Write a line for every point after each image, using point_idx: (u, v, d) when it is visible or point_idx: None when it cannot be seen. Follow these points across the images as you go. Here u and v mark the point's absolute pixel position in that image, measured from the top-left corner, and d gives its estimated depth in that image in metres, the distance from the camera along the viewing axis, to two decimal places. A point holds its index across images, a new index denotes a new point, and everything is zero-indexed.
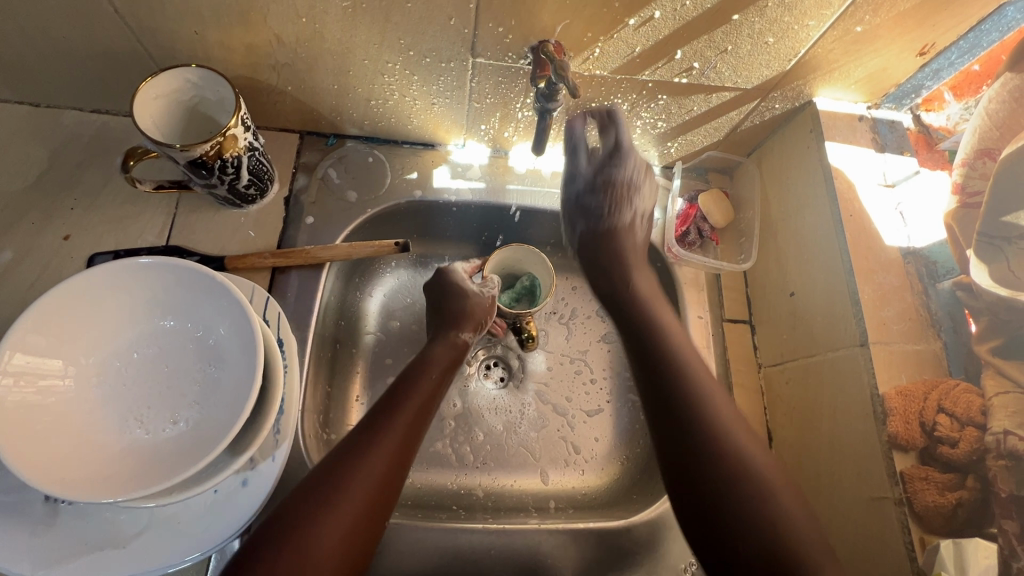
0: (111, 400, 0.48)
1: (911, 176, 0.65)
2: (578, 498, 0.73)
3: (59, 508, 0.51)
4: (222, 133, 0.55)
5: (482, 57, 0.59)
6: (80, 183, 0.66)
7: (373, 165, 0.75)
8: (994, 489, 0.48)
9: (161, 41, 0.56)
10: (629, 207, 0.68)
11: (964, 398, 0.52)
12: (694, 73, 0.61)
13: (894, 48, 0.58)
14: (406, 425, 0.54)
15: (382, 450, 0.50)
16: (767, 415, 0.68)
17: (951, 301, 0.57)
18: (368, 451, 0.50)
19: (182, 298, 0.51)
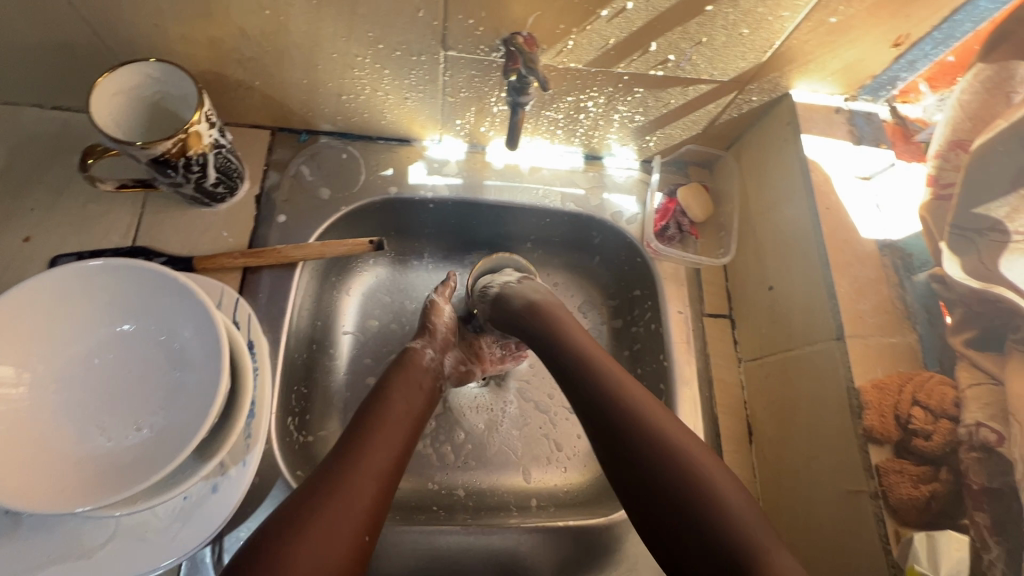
0: (71, 407, 0.47)
1: (886, 168, 0.65)
2: (559, 496, 0.72)
3: (21, 519, 0.50)
4: (185, 130, 0.53)
5: (453, 50, 0.58)
6: (40, 182, 0.64)
7: (347, 162, 0.73)
8: (966, 481, 0.48)
9: (119, 34, 0.54)
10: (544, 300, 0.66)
11: (938, 390, 0.51)
12: (670, 66, 0.60)
13: (869, 39, 0.58)
14: (387, 443, 0.52)
15: (363, 469, 0.49)
16: (747, 409, 0.68)
17: (927, 293, 0.57)
18: (349, 470, 0.48)
19: (143, 301, 0.49)
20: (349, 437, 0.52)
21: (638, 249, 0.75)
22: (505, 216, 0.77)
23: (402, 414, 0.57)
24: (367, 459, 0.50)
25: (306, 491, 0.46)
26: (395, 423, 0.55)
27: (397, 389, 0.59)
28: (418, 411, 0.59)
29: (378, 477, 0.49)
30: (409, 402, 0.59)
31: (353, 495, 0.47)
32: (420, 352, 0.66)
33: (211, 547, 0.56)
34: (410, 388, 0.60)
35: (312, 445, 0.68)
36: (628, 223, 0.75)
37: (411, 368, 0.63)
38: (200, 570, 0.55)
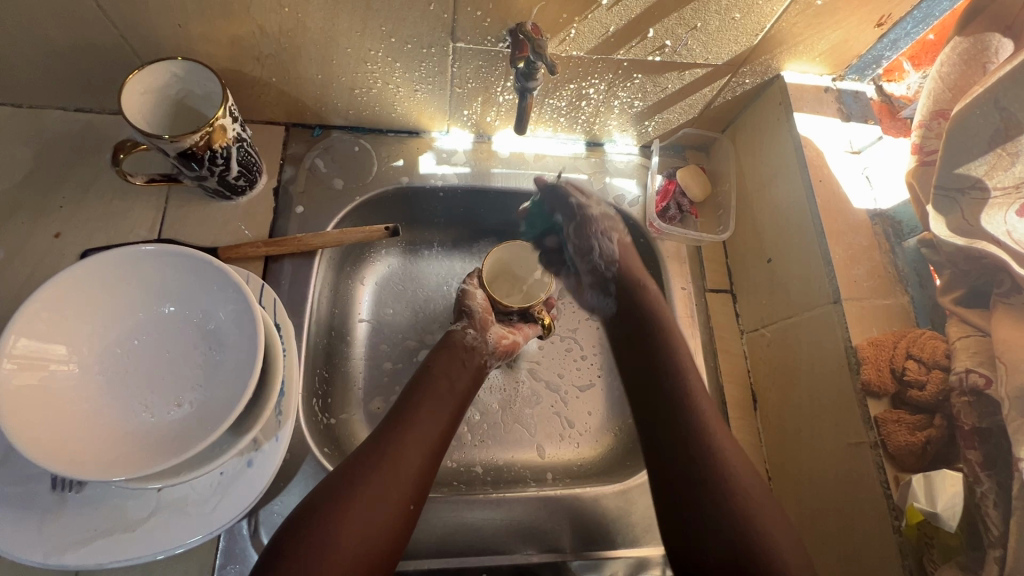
0: (115, 385, 0.49)
1: (874, 142, 0.69)
2: (574, 469, 0.75)
3: (67, 497, 0.52)
4: (211, 124, 0.56)
5: (462, 42, 0.61)
6: (68, 181, 0.67)
7: (359, 154, 0.76)
8: (959, 423, 0.51)
9: (144, 35, 0.57)
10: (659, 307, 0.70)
11: (929, 344, 0.55)
12: (667, 51, 0.63)
13: (853, 20, 0.61)
14: (432, 420, 0.59)
15: (409, 443, 0.56)
16: (751, 378, 0.71)
17: (917, 257, 0.62)
18: (397, 443, 0.55)
19: (181, 284, 0.52)
20: (397, 412, 0.59)
21: (640, 230, 0.78)
22: (512, 202, 0.80)
23: (448, 392, 0.63)
24: (411, 436, 0.56)
25: (356, 458, 0.54)
26: (442, 402, 0.61)
27: (442, 368, 0.65)
28: (463, 388, 0.65)
29: (421, 451, 0.56)
30: (455, 381, 0.64)
31: (400, 467, 0.54)
32: (461, 332, 0.69)
33: (247, 520, 0.59)
34: (452, 367, 0.65)
35: (336, 427, 0.70)
36: (630, 205, 0.79)
37: (455, 347, 0.68)
38: (238, 542, 0.58)
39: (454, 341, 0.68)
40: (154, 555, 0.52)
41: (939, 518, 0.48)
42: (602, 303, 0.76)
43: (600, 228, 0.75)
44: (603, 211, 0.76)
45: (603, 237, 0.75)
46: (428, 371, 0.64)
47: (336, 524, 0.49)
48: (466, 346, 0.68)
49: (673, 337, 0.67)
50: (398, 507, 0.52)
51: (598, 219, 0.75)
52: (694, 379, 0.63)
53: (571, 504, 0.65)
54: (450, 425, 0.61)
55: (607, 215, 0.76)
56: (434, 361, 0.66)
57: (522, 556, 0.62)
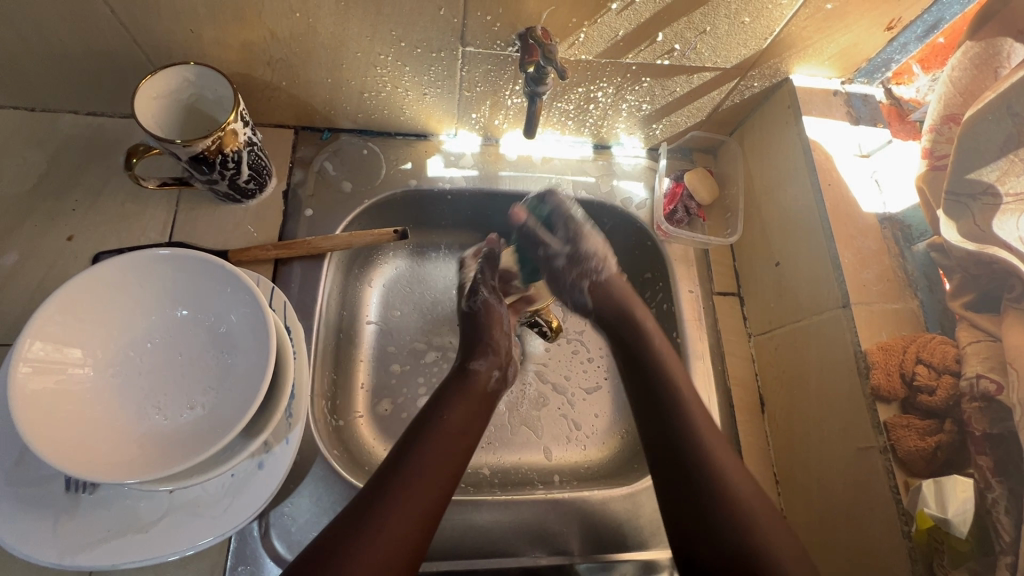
0: (128, 388, 0.50)
1: (884, 145, 0.68)
2: (581, 471, 0.75)
3: (80, 498, 0.53)
4: (223, 128, 0.56)
5: (472, 46, 0.61)
6: (80, 184, 0.67)
7: (368, 158, 0.77)
8: (970, 429, 0.51)
9: (158, 40, 0.58)
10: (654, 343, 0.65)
11: (939, 349, 0.55)
12: (676, 55, 0.63)
13: (864, 24, 0.61)
14: (435, 483, 0.54)
15: (407, 512, 0.51)
16: (759, 382, 0.71)
17: (926, 262, 0.61)
18: (422, 453, 0.55)
19: (193, 288, 0.52)
20: (397, 468, 0.54)
21: (647, 233, 0.78)
22: None
23: (455, 444, 0.57)
24: (410, 503, 0.51)
25: (349, 525, 0.49)
26: (448, 459, 0.56)
27: (453, 418, 0.59)
28: (472, 441, 0.59)
29: (420, 520, 0.51)
30: (464, 427, 0.59)
31: (396, 539, 0.49)
32: (487, 377, 0.66)
33: (258, 522, 0.59)
34: (475, 390, 0.64)
35: (344, 428, 0.71)
36: (638, 208, 0.79)
37: (474, 394, 0.63)
38: (248, 544, 0.58)
39: (476, 387, 0.64)
40: (166, 557, 0.52)
41: (949, 524, 0.49)
42: (575, 301, 0.73)
43: (572, 278, 0.72)
44: (573, 251, 0.71)
45: (577, 288, 0.72)
46: (439, 422, 0.58)
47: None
48: (490, 391, 0.65)
49: (667, 363, 0.63)
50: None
51: (567, 271, 0.72)
52: (693, 407, 0.60)
53: (579, 506, 0.65)
54: (454, 483, 0.56)
55: (578, 261, 0.71)
56: (446, 411, 0.60)
57: (531, 559, 0.62)
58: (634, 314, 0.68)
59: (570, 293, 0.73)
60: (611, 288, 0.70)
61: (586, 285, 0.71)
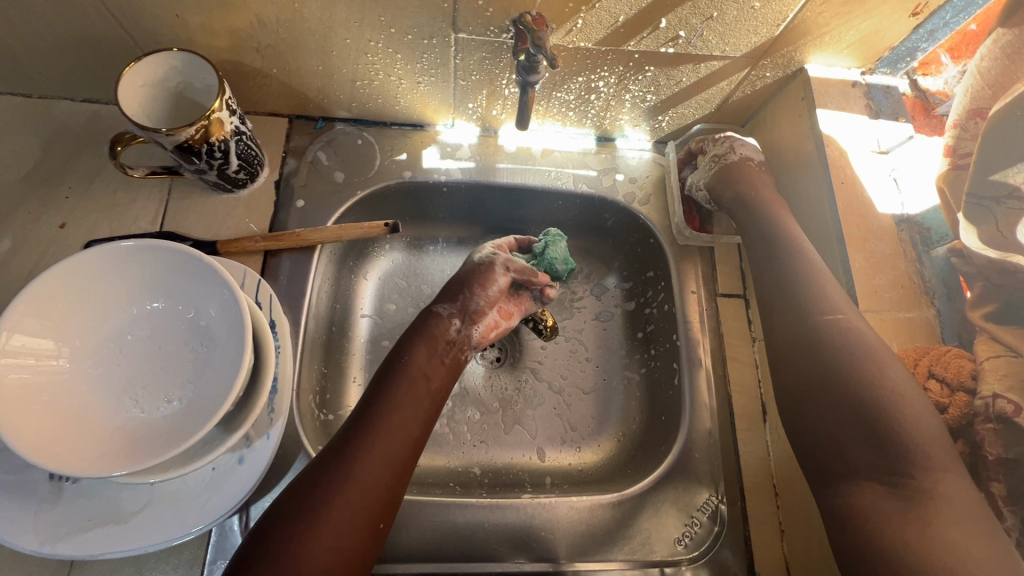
0: (108, 379, 0.50)
1: (905, 142, 0.64)
2: (574, 475, 0.71)
3: (64, 486, 0.52)
4: (207, 117, 0.55)
5: (464, 32, 0.58)
6: (74, 171, 0.67)
7: (362, 148, 0.75)
8: (982, 453, 0.48)
9: (144, 26, 0.57)
10: (820, 321, 0.56)
11: (954, 363, 0.52)
12: (681, 42, 0.60)
13: (886, 9, 0.56)
14: (395, 438, 0.54)
15: (373, 458, 0.52)
16: (761, 389, 0.69)
17: (945, 267, 0.56)
18: (365, 444, 0.53)
19: (171, 280, 0.52)
20: (364, 412, 0.56)
21: (650, 230, 0.76)
22: (517, 199, 0.78)
23: (420, 390, 0.59)
24: (378, 443, 0.53)
25: (320, 470, 0.51)
26: (414, 404, 0.57)
27: (417, 360, 0.60)
28: (438, 386, 0.61)
29: (390, 461, 0.53)
30: (429, 374, 0.60)
31: (368, 480, 0.51)
32: (445, 324, 0.64)
33: (238, 516, 0.59)
34: (432, 357, 0.61)
35: (334, 423, 0.70)
36: (641, 204, 0.76)
37: (435, 339, 0.63)
38: (228, 538, 0.58)
39: (435, 333, 0.63)
40: (146, 548, 0.52)
41: None
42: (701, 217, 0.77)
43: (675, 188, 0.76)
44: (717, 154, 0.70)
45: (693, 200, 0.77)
46: (403, 367, 0.59)
47: (300, 551, 0.46)
48: (449, 337, 0.64)
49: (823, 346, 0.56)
50: (368, 528, 0.50)
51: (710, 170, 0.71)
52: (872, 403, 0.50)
53: (567, 511, 0.63)
54: (422, 427, 0.57)
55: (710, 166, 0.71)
56: (410, 355, 0.61)
57: (512, 565, 0.61)
58: (773, 214, 0.66)
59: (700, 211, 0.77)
60: (746, 177, 0.69)
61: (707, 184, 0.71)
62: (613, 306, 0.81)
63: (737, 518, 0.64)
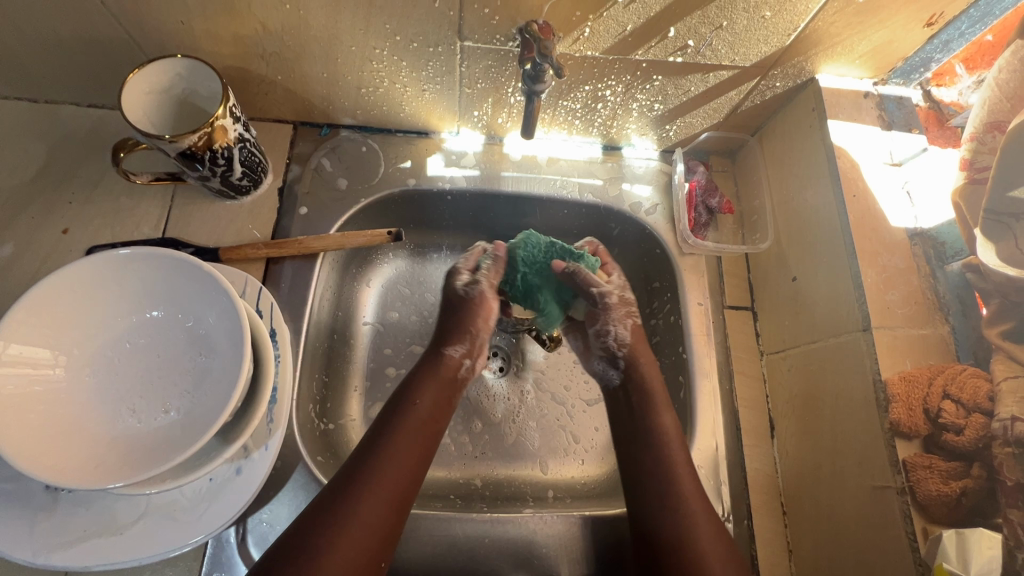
0: (105, 389, 0.49)
1: (918, 154, 0.62)
2: (577, 488, 0.70)
3: (60, 495, 0.52)
4: (210, 124, 0.55)
5: (470, 40, 0.58)
6: (77, 177, 0.67)
7: (367, 155, 0.74)
8: (1000, 477, 0.47)
9: (148, 32, 0.56)
10: None
11: (971, 383, 0.50)
12: (689, 51, 0.59)
13: (900, 19, 0.55)
14: (401, 474, 0.53)
15: (379, 494, 0.51)
16: (770, 404, 0.67)
17: (961, 283, 0.55)
18: (370, 480, 0.52)
19: (170, 289, 0.52)
20: (368, 450, 0.54)
21: (657, 240, 0.74)
22: (522, 207, 0.77)
23: (425, 428, 0.57)
24: (381, 483, 0.52)
25: (322, 512, 0.49)
26: (416, 442, 0.56)
27: (423, 398, 0.59)
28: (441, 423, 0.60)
29: (392, 502, 0.52)
30: (434, 412, 0.59)
31: (370, 522, 0.50)
32: (456, 363, 0.63)
33: (235, 528, 0.58)
34: (438, 395, 0.60)
35: (334, 432, 0.69)
36: (647, 214, 0.75)
37: (444, 378, 0.62)
38: (224, 550, 0.57)
39: (444, 373, 0.62)
40: (141, 561, 0.51)
41: None
42: (606, 378, 0.68)
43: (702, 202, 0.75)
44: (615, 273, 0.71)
45: (616, 324, 0.66)
46: (410, 405, 0.58)
47: None
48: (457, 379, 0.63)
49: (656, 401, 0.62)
50: (371, 568, 0.49)
51: (617, 308, 0.66)
52: (685, 480, 0.56)
53: (568, 527, 0.62)
54: (424, 465, 0.56)
55: (623, 302, 0.68)
56: (417, 394, 0.59)
57: None
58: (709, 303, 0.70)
59: (609, 328, 0.66)
60: (642, 338, 0.68)
61: (628, 324, 0.67)
62: None
63: (744, 538, 0.62)
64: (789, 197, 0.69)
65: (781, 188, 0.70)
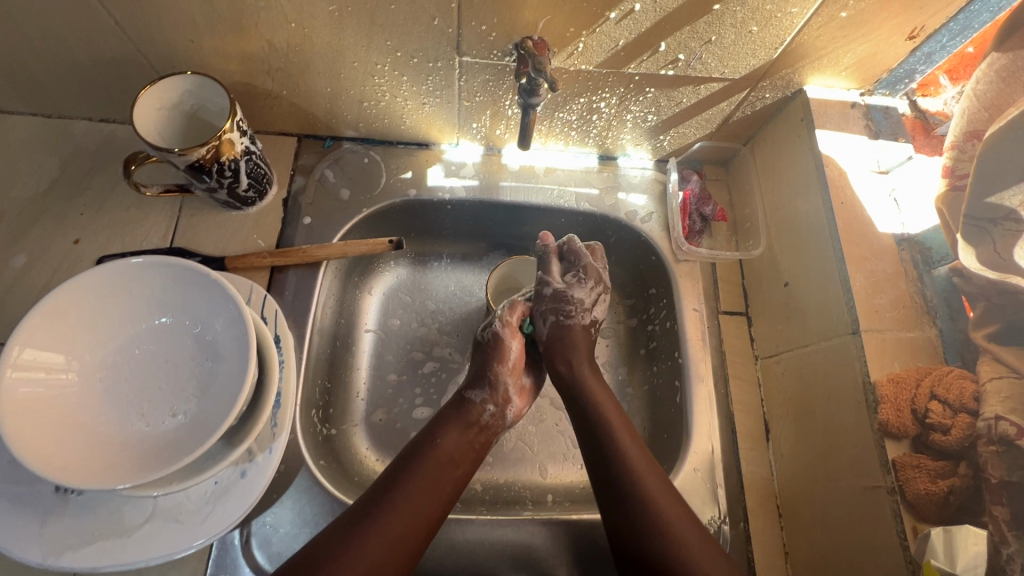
0: (114, 393, 0.51)
1: (903, 162, 0.64)
2: (576, 492, 0.71)
3: (68, 498, 0.53)
4: (218, 137, 0.57)
5: (468, 56, 0.60)
6: (89, 189, 0.69)
7: (368, 166, 0.77)
8: (985, 475, 0.48)
9: (159, 50, 0.59)
10: None
11: (957, 384, 0.52)
12: (680, 65, 0.61)
13: (883, 32, 0.57)
14: (417, 513, 0.54)
15: (389, 531, 0.52)
16: (765, 407, 0.69)
17: (948, 287, 0.57)
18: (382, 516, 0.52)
19: (179, 297, 0.53)
20: (381, 491, 0.55)
21: (653, 247, 0.76)
22: (520, 215, 0.79)
23: (444, 475, 0.57)
24: (391, 524, 0.52)
25: (328, 544, 0.50)
26: (437, 486, 0.56)
27: (446, 445, 0.59)
28: (463, 472, 0.59)
29: (397, 546, 0.52)
30: (456, 456, 0.59)
31: (371, 564, 0.50)
32: (479, 410, 0.63)
33: (239, 530, 0.59)
34: (462, 440, 0.60)
35: (336, 437, 0.70)
36: (643, 221, 0.76)
37: (468, 424, 0.62)
38: (229, 552, 0.59)
39: (467, 416, 0.62)
40: (148, 562, 0.52)
41: None
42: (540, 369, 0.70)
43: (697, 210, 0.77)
44: (579, 274, 0.68)
45: (541, 317, 0.67)
46: (432, 448, 0.58)
47: None
48: (481, 424, 0.62)
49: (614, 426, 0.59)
50: None
51: (545, 301, 0.67)
52: (661, 496, 0.54)
53: (566, 529, 0.63)
54: (439, 513, 0.56)
55: (557, 300, 0.67)
56: (440, 437, 0.59)
57: None
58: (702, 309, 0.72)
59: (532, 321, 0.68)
60: (572, 339, 0.66)
61: (551, 321, 0.67)
62: (614, 322, 0.81)
63: (741, 540, 0.62)
64: (781, 203, 0.70)
65: (773, 195, 0.72)
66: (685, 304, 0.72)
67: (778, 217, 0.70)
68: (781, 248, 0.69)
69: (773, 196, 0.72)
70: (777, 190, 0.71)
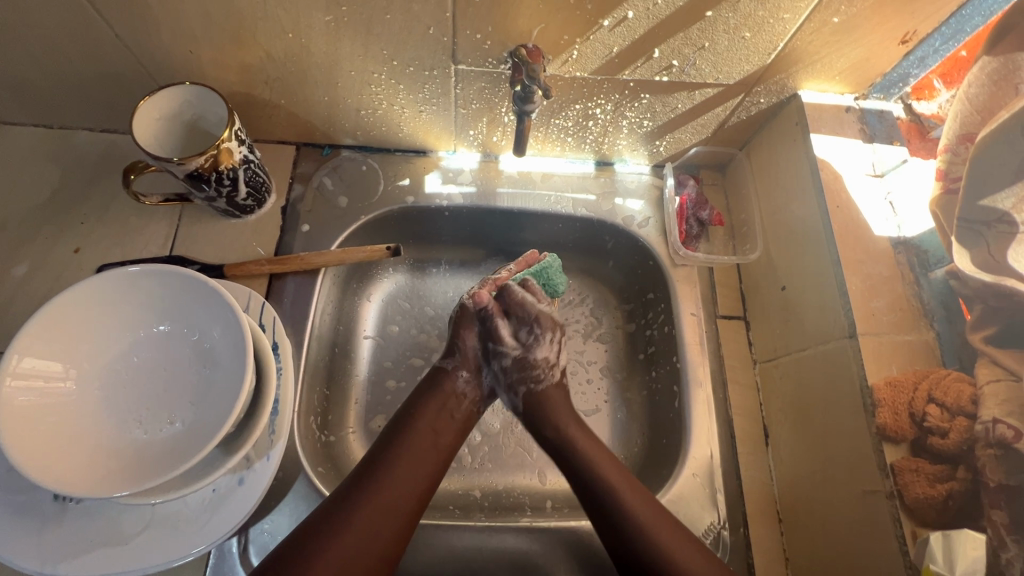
0: (113, 401, 0.51)
1: (900, 165, 0.65)
2: (575, 498, 0.71)
3: (67, 507, 0.53)
4: (216, 146, 0.57)
5: (464, 64, 0.60)
6: (90, 198, 0.70)
7: (367, 174, 0.77)
8: (983, 479, 0.48)
9: (158, 61, 0.60)
10: None
11: (955, 387, 0.52)
12: (674, 71, 0.61)
13: (875, 37, 0.58)
14: (405, 486, 0.55)
15: (375, 506, 0.53)
16: (764, 412, 0.68)
17: (945, 290, 0.57)
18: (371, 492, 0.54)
19: (176, 305, 0.54)
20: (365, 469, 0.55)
21: (650, 251, 0.76)
22: (518, 221, 0.79)
23: (426, 444, 0.59)
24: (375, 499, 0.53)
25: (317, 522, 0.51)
26: (421, 456, 0.58)
27: (425, 416, 0.61)
28: (448, 440, 0.61)
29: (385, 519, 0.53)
30: (438, 427, 0.61)
31: (361, 540, 0.51)
32: (452, 378, 0.65)
33: (237, 538, 0.59)
34: (441, 413, 0.62)
35: (335, 444, 0.70)
36: (640, 226, 0.77)
37: (445, 396, 0.64)
38: (227, 559, 0.59)
39: (443, 389, 0.64)
40: (146, 570, 0.52)
41: None
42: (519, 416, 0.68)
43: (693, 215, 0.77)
44: (532, 329, 0.67)
45: (513, 390, 0.66)
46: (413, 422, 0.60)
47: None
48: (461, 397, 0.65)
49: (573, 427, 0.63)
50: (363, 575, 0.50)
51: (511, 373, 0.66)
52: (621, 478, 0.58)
53: (565, 534, 0.63)
54: (431, 482, 0.57)
55: (523, 367, 0.66)
56: (419, 407, 0.62)
57: None
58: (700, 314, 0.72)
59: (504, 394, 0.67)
60: (550, 401, 0.65)
61: (524, 391, 0.65)
62: (612, 327, 0.81)
63: (741, 546, 0.62)
64: (777, 207, 0.71)
65: (770, 199, 0.72)
66: (682, 308, 0.72)
67: (775, 221, 0.71)
68: (778, 252, 0.69)
69: (770, 200, 0.72)
70: (772, 194, 0.72)
